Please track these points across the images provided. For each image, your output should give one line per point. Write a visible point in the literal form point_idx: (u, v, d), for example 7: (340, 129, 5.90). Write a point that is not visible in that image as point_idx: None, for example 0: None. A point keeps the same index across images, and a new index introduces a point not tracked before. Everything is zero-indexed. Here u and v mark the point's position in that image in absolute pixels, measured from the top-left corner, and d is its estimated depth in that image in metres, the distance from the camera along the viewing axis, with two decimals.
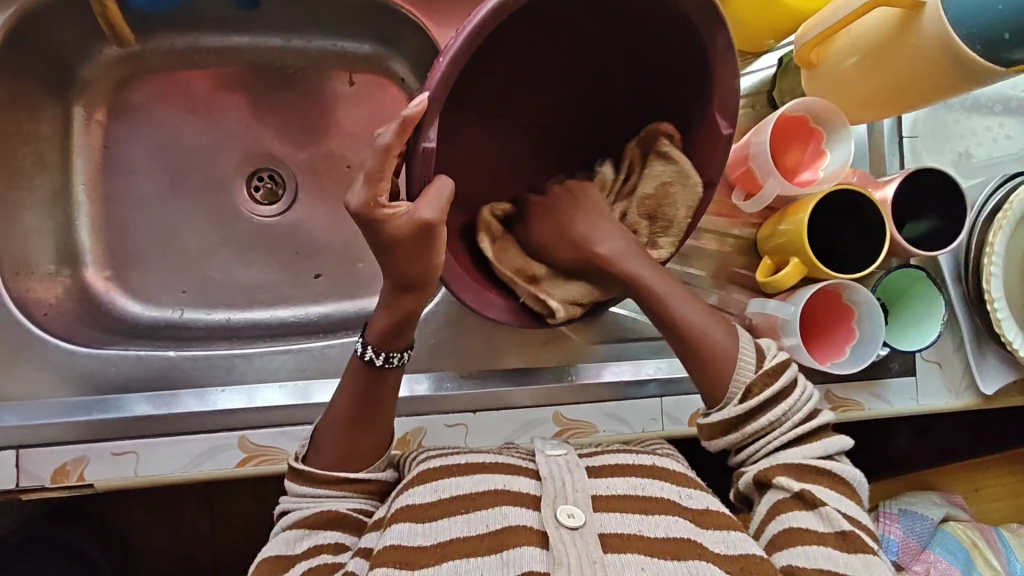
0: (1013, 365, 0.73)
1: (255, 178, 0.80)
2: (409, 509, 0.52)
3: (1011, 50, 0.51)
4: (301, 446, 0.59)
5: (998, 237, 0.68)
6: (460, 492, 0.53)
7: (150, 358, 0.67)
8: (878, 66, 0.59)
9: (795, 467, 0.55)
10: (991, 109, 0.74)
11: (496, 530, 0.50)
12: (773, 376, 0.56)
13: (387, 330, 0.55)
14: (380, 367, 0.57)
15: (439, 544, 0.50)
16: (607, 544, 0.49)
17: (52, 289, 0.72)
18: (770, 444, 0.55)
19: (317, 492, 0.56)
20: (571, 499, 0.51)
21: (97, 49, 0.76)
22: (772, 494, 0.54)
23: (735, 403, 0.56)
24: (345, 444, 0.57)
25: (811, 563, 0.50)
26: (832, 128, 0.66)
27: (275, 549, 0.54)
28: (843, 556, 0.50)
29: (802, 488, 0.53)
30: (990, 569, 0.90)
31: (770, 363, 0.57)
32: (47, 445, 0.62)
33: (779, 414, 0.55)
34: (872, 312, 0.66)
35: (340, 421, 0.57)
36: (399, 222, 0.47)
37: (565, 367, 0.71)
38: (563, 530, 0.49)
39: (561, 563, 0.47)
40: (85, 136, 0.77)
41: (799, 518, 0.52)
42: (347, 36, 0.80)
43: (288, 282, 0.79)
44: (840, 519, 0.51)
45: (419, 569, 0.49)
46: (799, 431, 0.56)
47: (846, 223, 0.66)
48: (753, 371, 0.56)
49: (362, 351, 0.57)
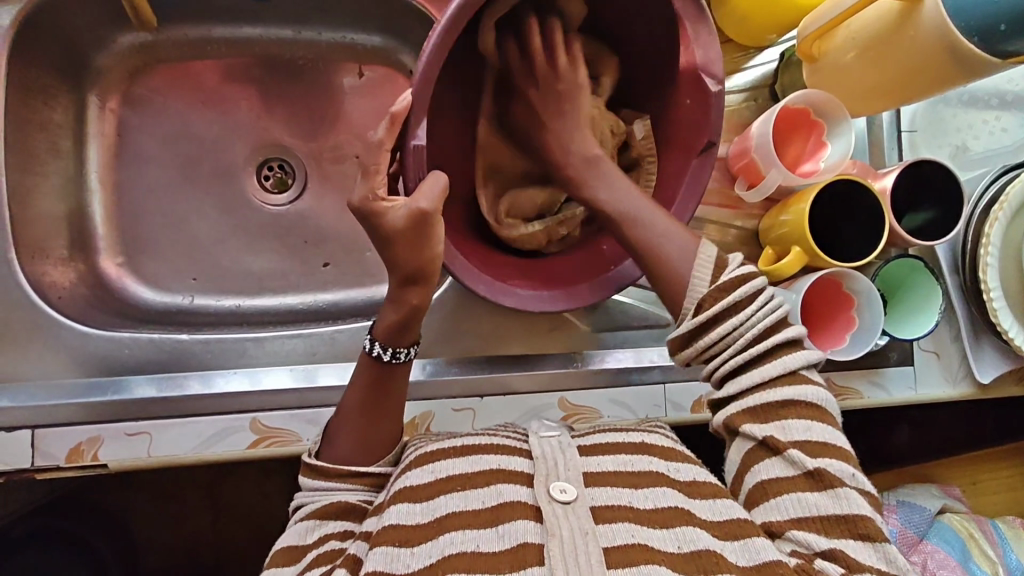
0: (1009, 354, 0.75)
1: (265, 167, 0.82)
2: (406, 490, 0.53)
3: (1004, 43, 0.52)
4: (314, 444, 0.60)
5: (994, 228, 0.69)
6: (457, 471, 0.54)
7: (162, 341, 0.69)
8: (876, 58, 0.61)
9: (761, 404, 0.54)
10: (987, 103, 0.76)
11: (491, 506, 0.51)
12: (725, 292, 0.55)
13: (394, 326, 0.57)
14: (388, 362, 0.59)
15: (438, 518, 0.51)
16: (599, 516, 0.51)
17: (66, 274, 0.73)
18: (726, 355, 0.55)
19: (329, 485, 0.56)
20: (562, 476, 0.53)
21: (111, 39, 0.77)
22: (741, 442, 0.55)
23: (688, 316, 0.56)
24: (356, 437, 0.58)
25: (784, 516, 0.52)
26: (833, 121, 0.67)
27: (286, 542, 0.54)
28: (813, 497, 0.51)
29: (766, 434, 0.54)
30: (987, 560, 0.91)
31: (726, 274, 0.56)
32: (61, 426, 0.63)
33: (727, 328, 0.54)
34: (871, 300, 0.67)
35: (352, 413, 0.58)
36: (398, 214, 0.51)
37: (570, 354, 0.72)
38: (556, 504, 0.50)
39: (554, 535, 0.48)
40: (98, 125, 0.78)
41: (768, 468, 0.53)
42: (356, 28, 0.81)
43: (297, 270, 0.80)
44: (805, 459, 0.52)
45: (417, 546, 0.50)
46: (753, 351, 0.55)
47: (846, 214, 0.67)
48: (707, 286, 0.56)
49: (370, 346, 0.58)
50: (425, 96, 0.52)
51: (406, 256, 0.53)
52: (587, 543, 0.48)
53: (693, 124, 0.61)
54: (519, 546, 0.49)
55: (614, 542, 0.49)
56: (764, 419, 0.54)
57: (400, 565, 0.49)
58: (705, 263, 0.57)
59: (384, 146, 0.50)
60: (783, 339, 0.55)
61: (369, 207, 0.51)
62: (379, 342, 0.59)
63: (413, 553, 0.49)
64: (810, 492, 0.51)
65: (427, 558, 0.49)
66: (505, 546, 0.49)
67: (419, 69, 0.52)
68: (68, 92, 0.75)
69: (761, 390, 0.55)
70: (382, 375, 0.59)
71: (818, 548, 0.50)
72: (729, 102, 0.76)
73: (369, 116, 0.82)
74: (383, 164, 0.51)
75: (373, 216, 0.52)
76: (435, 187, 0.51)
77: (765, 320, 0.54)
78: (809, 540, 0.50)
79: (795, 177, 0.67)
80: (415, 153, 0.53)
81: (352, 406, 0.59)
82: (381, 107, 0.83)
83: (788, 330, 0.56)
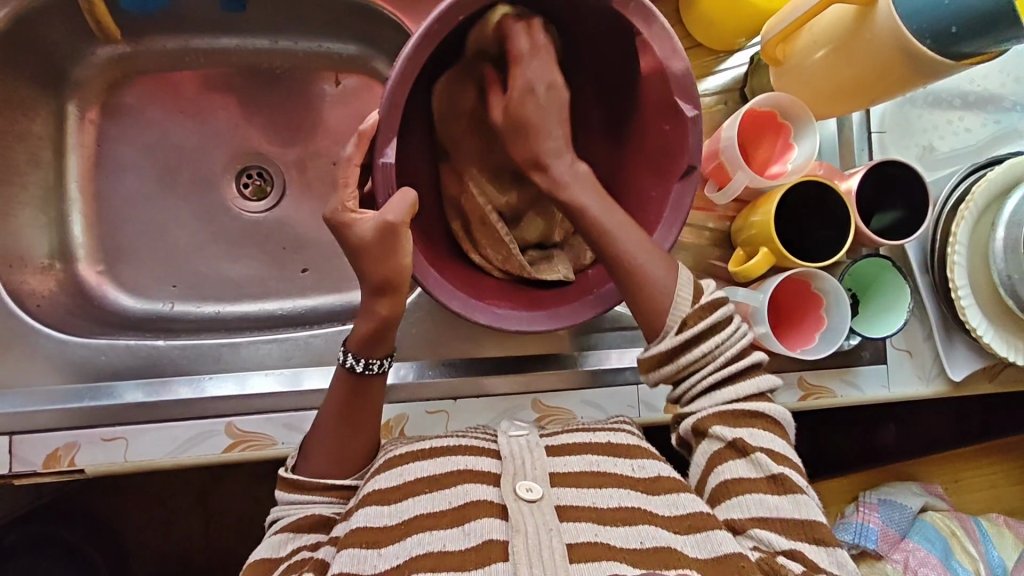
0: (980, 352, 0.75)
1: (244, 175, 0.83)
2: (373, 494, 0.54)
3: (957, 44, 0.54)
4: (292, 457, 0.60)
5: (961, 227, 0.70)
6: (426, 474, 0.55)
7: (139, 347, 0.70)
8: (836, 62, 0.62)
9: (732, 415, 0.56)
10: (951, 104, 0.77)
11: (457, 505, 0.52)
12: (708, 310, 0.57)
13: (366, 337, 0.58)
14: (362, 374, 0.59)
15: (404, 521, 0.52)
16: (565, 514, 0.51)
17: (46, 282, 0.74)
18: (703, 376, 0.57)
19: (301, 497, 0.57)
20: (529, 475, 0.53)
21: (89, 51, 0.78)
22: (710, 443, 0.56)
23: (671, 333, 0.57)
24: (334, 452, 0.58)
25: (747, 514, 0.53)
26: (799, 123, 0.68)
27: (260, 554, 0.55)
28: (775, 501, 0.53)
29: (737, 437, 0.55)
30: (968, 557, 0.92)
31: (704, 299, 0.57)
32: (38, 432, 0.64)
33: (710, 346, 0.56)
34: (839, 299, 0.67)
35: (326, 423, 0.59)
36: (366, 226, 0.54)
37: (544, 355, 0.73)
38: (521, 502, 0.51)
39: (518, 531, 0.49)
40: (77, 136, 0.79)
41: (734, 468, 0.55)
42: (332, 37, 0.82)
43: (276, 276, 0.81)
44: (771, 465, 0.54)
45: (385, 547, 0.50)
46: (730, 369, 0.57)
47: (814, 214, 0.68)
48: (689, 307, 0.57)
49: (343, 359, 0.59)
50: (393, 121, 0.53)
51: (372, 266, 0.54)
52: (551, 539, 0.49)
53: (670, 148, 0.61)
54: (483, 544, 0.50)
55: (577, 540, 0.50)
56: (732, 423, 0.56)
57: (367, 566, 0.49)
58: (687, 287, 0.58)
59: (352, 161, 0.55)
60: (752, 364, 0.58)
61: (340, 218, 0.55)
62: (352, 353, 0.59)
63: (381, 554, 0.50)
64: (771, 495, 0.53)
65: (395, 559, 0.50)
66: (469, 544, 0.50)
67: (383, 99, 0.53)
68: (48, 103, 0.77)
69: (730, 405, 0.57)
70: (357, 387, 0.59)
71: (775, 547, 0.51)
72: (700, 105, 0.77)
73: (347, 124, 0.83)
74: (353, 178, 0.55)
75: (343, 227, 0.55)
76: (401, 200, 0.53)
77: (738, 344, 0.57)
78: (773, 540, 0.51)
79: (762, 179, 0.67)
80: (383, 171, 0.54)
81: (328, 419, 0.59)
82: (358, 114, 0.84)
83: (754, 355, 0.58)
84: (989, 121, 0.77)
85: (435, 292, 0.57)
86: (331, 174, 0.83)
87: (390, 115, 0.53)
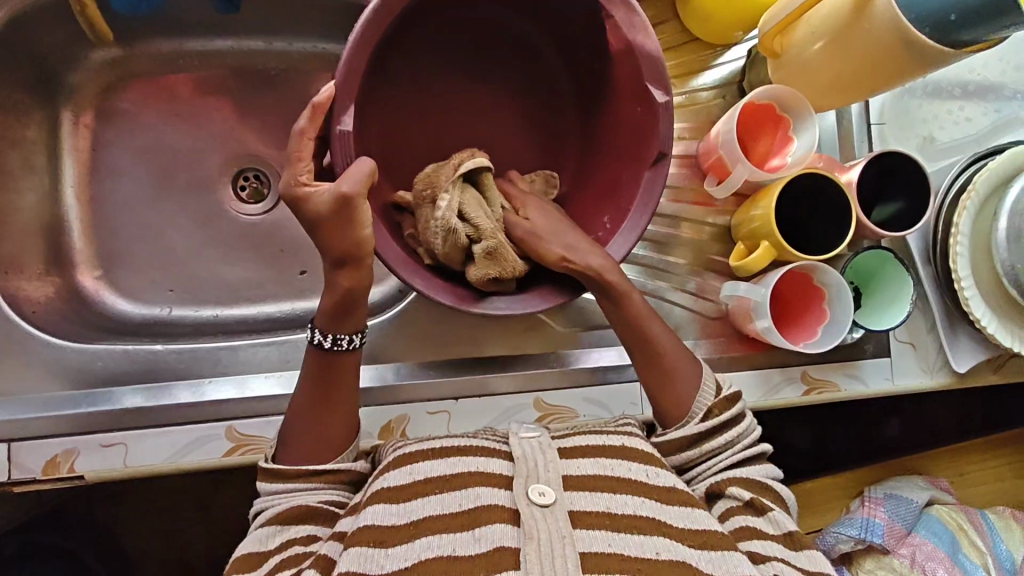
0: (984, 343, 0.75)
1: (240, 178, 0.82)
2: (383, 491, 0.53)
3: (957, 32, 0.53)
4: (270, 448, 0.59)
5: (962, 217, 0.70)
6: (435, 473, 0.54)
7: (137, 351, 0.70)
8: (833, 54, 0.62)
9: (744, 481, 0.59)
10: (950, 94, 0.76)
11: (468, 508, 0.52)
12: (731, 402, 0.61)
13: (332, 312, 0.57)
14: (330, 351, 0.58)
15: (414, 522, 0.51)
16: (576, 520, 0.51)
17: (43, 288, 0.74)
18: (721, 462, 0.60)
19: (281, 485, 0.56)
20: (543, 478, 0.53)
21: (84, 55, 0.78)
22: (726, 501, 0.58)
23: (695, 421, 0.60)
24: (310, 435, 0.58)
25: (768, 552, 0.54)
26: (798, 116, 0.67)
27: (248, 549, 0.54)
28: (791, 552, 0.55)
29: (752, 496, 0.58)
30: (974, 550, 0.91)
31: (727, 391, 0.62)
32: (36, 439, 0.63)
33: (735, 434, 0.60)
34: (841, 294, 0.67)
35: (304, 407, 0.58)
36: (322, 197, 0.53)
37: (546, 354, 0.73)
38: (535, 507, 0.51)
39: (532, 537, 0.49)
40: (73, 140, 0.79)
41: (751, 520, 0.56)
42: (327, 37, 0.82)
43: (274, 278, 0.80)
44: (786, 522, 0.56)
45: (392, 548, 0.50)
46: (743, 457, 0.61)
47: (811, 206, 0.67)
48: (713, 396, 0.62)
49: (312, 336, 0.58)
50: (351, 88, 0.54)
51: (330, 240, 0.54)
52: (564, 548, 0.48)
53: (641, 128, 0.61)
54: (495, 549, 0.49)
55: (590, 549, 0.49)
56: (748, 486, 0.59)
57: (374, 566, 0.49)
58: (713, 377, 0.62)
59: (306, 134, 0.53)
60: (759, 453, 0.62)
61: (292, 192, 0.53)
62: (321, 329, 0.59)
63: (388, 554, 0.49)
64: (787, 548, 0.55)
65: (402, 561, 0.49)
66: (481, 549, 0.49)
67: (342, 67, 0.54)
68: (42, 108, 0.76)
69: (748, 476, 0.60)
70: (325, 364, 0.59)
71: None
72: (698, 99, 0.77)
73: None
74: (305, 151, 0.53)
75: (298, 202, 0.54)
76: (363, 172, 0.53)
77: (754, 434, 0.62)
78: (791, 573, 0.52)
79: (762, 172, 0.66)
80: (340, 138, 0.54)
81: (304, 403, 0.59)
82: None
83: (763, 445, 0.63)
84: (989, 110, 0.76)
85: (433, 292, 0.57)
86: None
87: (346, 85, 0.53)
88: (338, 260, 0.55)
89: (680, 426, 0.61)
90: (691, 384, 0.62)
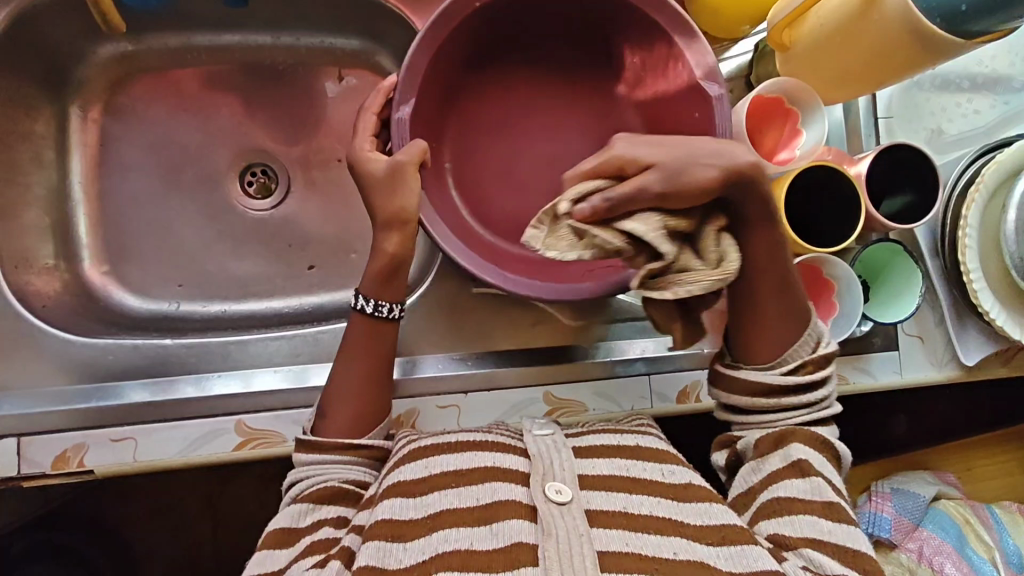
0: (993, 335, 0.75)
1: (247, 173, 0.82)
2: (399, 486, 0.53)
3: (967, 23, 0.54)
4: (310, 420, 0.60)
5: (970, 210, 0.70)
6: (450, 468, 0.54)
7: (146, 346, 0.69)
8: (844, 46, 0.61)
9: (798, 435, 0.58)
10: (958, 86, 0.76)
11: (485, 504, 0.52)
12: (823, 361, 0.60)
13: (381, 275, 0.60)
14: (371, 314, 0.61)
15: (430, 516, 0.51)
16: (593, 519, 0.51)
17: (51, 282, 0.74)
18: (793, 418, 0.59)
19: (312, 459, 0.57)
20: (559, 477, 0.53)
21: (92, 50, 0.78)
22: (770, 463, 0.57)
23: (780, 370, 0.59)
24: (352, 408, 0.59)
25: (798, 532, 0.53)
26: (806, 108, 0.67)
27: (281, 523, 0.55)
28: (829, 526, 0.53)
29: (798, 458, 0.56)
30: (983, 545, 0.91)
31: (822, 350, 0.60)
32: (46, 433, 0.63)
33: (816, 393, 0.59)
34: (850, 285, 0.68)
35: (348, 380, 0.60)
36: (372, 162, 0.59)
37: (556, 347, 0.72)
38: (552, 505, 0.51)
39: (550, 535, 0.49)
40: (81, 135, 0.79)
41: (791, 487, 0.55)
42: (334, 33, 0.82)
43: (282, 274, 0.80)
44: (829, 491, 0.55)
45: (410, 542, 0.50)
46: (815, 414, 0.60)
47: (821, 197, 0.67)
48: (808, 353, 0.60)
49: (356, 302, 0.61)
50: (411, 85, 0.59)
51: (381, 201, 0.58)
52: (582, 546, 0.48)
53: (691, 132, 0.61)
54: (513, 546, 0.49)
55: (608, 548, 0.49)
56: (800, 446, 0.57)
57: (394, 560, 0.49)
58: (813, 334, 0.60)
59: (371, 109, 0.61)
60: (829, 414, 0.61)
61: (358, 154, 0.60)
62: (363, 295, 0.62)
63: (406, 548, 0.50)
64: (824, 520, 0.54)
65: (420, 555, 0.49)
66: (498, 545, 0.49)
67: (405, 63, 0.59)
68: (51, 103, 0.76)
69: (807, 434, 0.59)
70: (371, 329, 0.61)
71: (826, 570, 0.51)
72: None
73: (351, 120, 0.83)
74: (369, 123, 0.61)
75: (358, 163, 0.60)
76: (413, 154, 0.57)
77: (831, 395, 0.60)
78: (822, 560, 0.51)
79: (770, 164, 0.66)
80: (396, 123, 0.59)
81: (350, 378, 0.60)
82: None
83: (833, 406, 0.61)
84: (998, 102, 0.76)
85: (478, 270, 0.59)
86: (337, 171, 0.83)
87: (406, 79, 0.59)
88: (385, 225, 0.59)
89: (758, 371, 0.60)
90: (789, 334, 0.60)
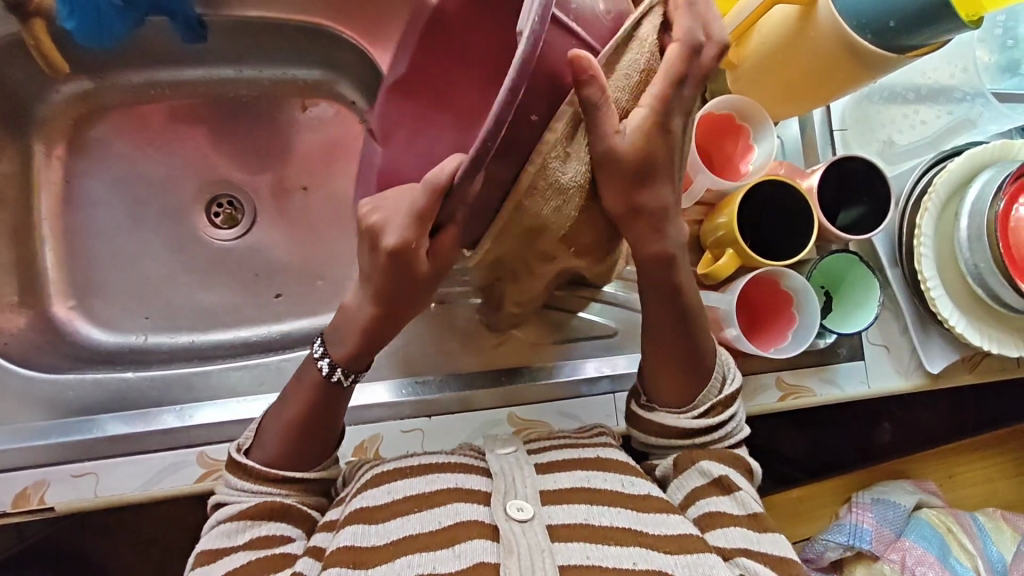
0: (955, 343, 0.75)
1: (214, 204, 0.83)
2: (363, 511, 0.53)
3: (900, 38, 0.56)
4: (244, 439, 0.59)
5: (924, 219, 0.71)
6: (415, 491, 0.54)
7: (107, 381, 0.70)
8: (784, 62, 0.63)
9: (716, 451, 0.59)
10: (905, 98, 0.77)
11: (447, 525, 0.51)
12: (728, 402, 0.61)
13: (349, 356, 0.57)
14: (344, 385, 0.59)
15: (393, 542, 0.50)
16: (555, 533, 0.50)
17: (16, 319, 0.74)
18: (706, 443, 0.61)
19: (250, 486, 0.55)
20: (520, 494, 0.53)
21: (54, 90, 0.79)
22: (689, 481, 0.58)
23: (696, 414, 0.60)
24: (284, 442, 0.57)
25: (728, 543, 0.53)
26: (756, 124, 0.68)
27: (212, 543, 0.53)
28: (755, 535, 0.54)
29: (722, 474, 0.57)
30: (965, 554, 0.90)
31: (726, 391, 0.62)
32: (7, 471, 0.63)
33: (727, 429, 0.61)
34: (810, 298, 0.67)
35: (284, 428, 0.57)
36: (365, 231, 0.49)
37: (520, 367, 0.73)
38: (513, 522, 0.50)
39: (511, 552, 0.48)
40: (46, 171, 0.79)
41: (715, 502, 0.56)
42: (297, 65, 0.85)
43: (250, 303, 0.80)
44: (752, 503, 0.56)
45: (371, 568, 0.49)
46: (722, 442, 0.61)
47: (776, 214, 0.67)
48: (717, 394, 0.61)
49: (330, 373, 0.58)
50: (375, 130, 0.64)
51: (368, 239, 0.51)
52: (544, 561, 0.48)
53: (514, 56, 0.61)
54: (475, 566, 0.48)
55: (570, 561, 0.48)
56: (720, 460, 0.58)
57: None
58: (718, 375, 0.62)
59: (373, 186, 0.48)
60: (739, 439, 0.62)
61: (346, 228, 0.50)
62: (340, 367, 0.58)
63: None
64: (750, 528, 0.54)
65: None
66: (461, 565, 0.48)
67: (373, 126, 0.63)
68: (14, 142, 0.77)
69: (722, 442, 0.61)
70: (329, 398, 0.58)
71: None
72: None
73: (316, 147, 0.85)
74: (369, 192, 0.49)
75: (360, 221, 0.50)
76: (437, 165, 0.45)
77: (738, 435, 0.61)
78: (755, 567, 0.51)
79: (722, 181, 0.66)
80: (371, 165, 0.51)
81: (282, 428, 0.58)
82: (327, 139, 0.85)
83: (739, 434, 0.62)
84: (943, 113, 0.76)
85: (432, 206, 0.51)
86: (302, 198, 0.84)
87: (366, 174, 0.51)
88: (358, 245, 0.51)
89: (672, 414, 0.61)
90: (694, 383, 0.61)
